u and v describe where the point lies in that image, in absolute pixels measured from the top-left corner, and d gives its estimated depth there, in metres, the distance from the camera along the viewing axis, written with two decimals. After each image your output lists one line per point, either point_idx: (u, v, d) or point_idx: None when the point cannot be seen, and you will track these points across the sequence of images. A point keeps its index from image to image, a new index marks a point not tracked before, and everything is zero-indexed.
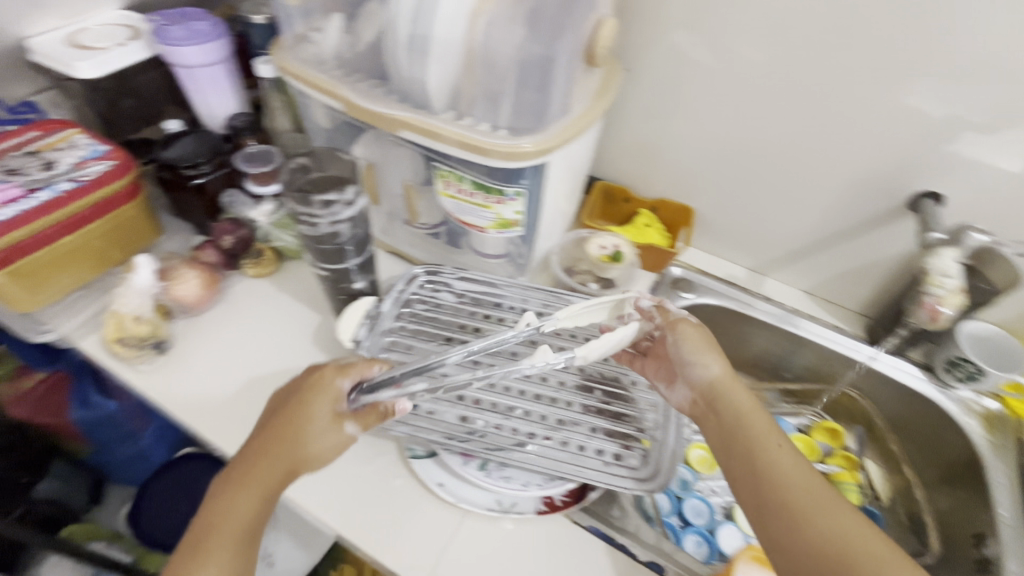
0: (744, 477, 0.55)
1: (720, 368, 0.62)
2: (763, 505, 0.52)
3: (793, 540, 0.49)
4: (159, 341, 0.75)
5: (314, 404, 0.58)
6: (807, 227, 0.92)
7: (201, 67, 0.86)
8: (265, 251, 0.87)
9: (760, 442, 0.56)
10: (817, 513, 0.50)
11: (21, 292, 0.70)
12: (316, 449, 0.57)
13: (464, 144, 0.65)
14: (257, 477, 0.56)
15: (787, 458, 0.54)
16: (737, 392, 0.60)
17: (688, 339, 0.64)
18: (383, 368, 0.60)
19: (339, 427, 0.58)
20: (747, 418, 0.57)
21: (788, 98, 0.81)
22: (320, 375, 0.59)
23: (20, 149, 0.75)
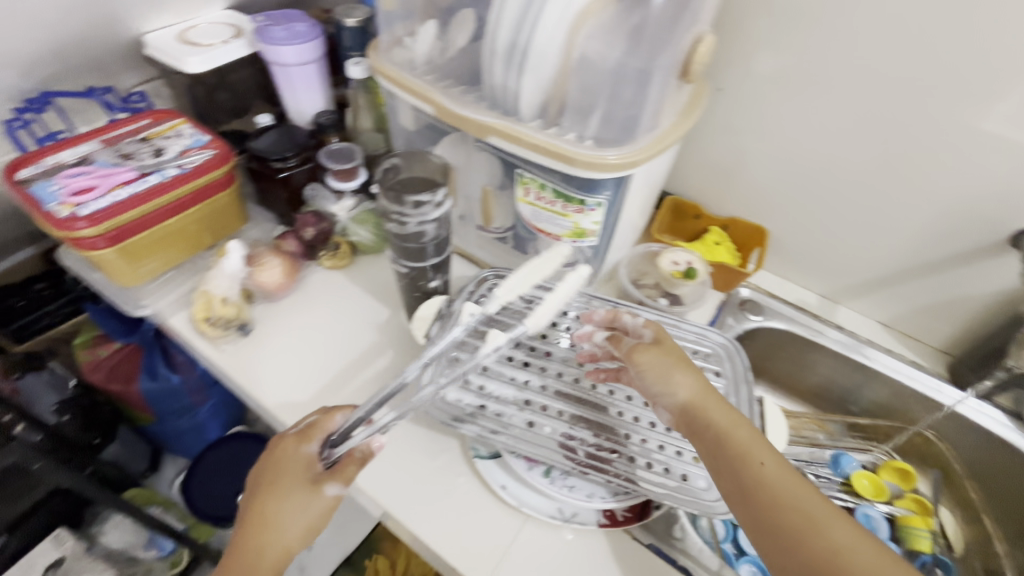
0: (738, 500, 0.51)
1: (691, 388, 0.57)
2: (760, 526, 0.49)
3: (795, 559, 0.47)
4: (243, 323, 0.79)
5: (286, 480, 0.56)
6: (890, 256, 0.89)
7: (296, 66, 0.91)
8: (342, 244, 0.90)
9: (748, 458, 0.52)
10: (818, 529, 0.47)
11: (125, 267, 0.76)
12: (300, 513, 0.55)
13: (549, 152, 0.66)
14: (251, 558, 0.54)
15: (779, 471, 0.51)
16: (718, 404, 0.56)
17: (654, 366, 0.59)
18: (345, 419, 0.58)
19: (319, 492, 0.56)
20: (732, 434, 0.54)
21: (883, 123, 0.78)
22: (295, 441, 0.58)
23: (134, 136, 0.82)
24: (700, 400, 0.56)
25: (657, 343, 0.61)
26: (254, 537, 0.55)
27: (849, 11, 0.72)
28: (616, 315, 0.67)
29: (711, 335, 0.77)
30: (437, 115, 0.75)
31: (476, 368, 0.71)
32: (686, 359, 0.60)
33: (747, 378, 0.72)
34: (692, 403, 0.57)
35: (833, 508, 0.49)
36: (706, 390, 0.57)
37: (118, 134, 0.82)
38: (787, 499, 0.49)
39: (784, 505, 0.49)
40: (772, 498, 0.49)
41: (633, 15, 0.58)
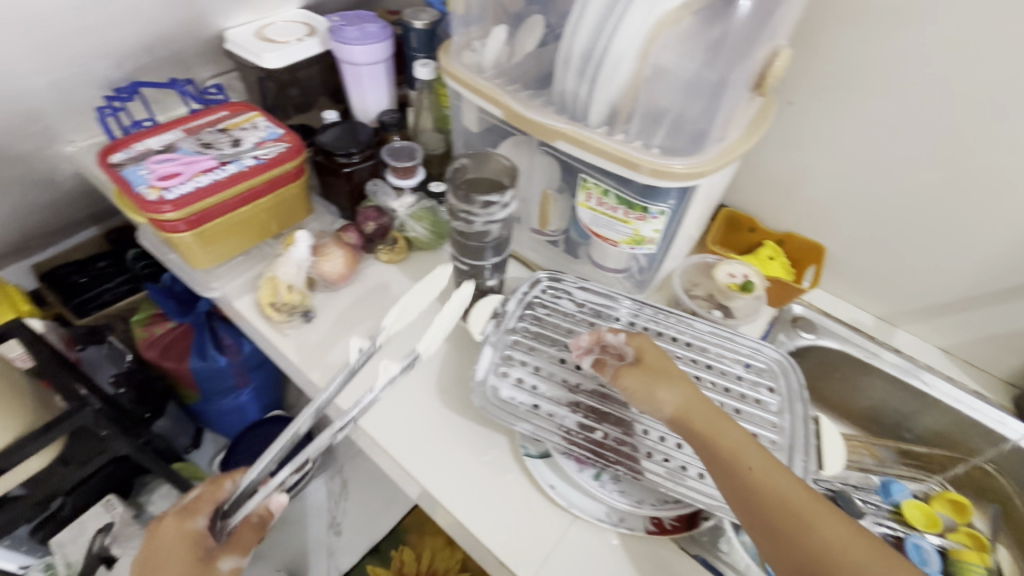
0: (737, 502, 0.52)
1: (675, 403, 0.57)
2: (761, 528, 0.50)
3: (789, 558, 0.48)
4: (306, 311, 0.82)
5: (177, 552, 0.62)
6: (956, 281, 0.86)
7: (366, 65, 0.94)
8: (399, 239, 0.92)
9: (734, 462, 0.52)
10: (808, 526, 0.48)
11: (201, 251, 0.80)
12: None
13: (614, 158, 0.67)
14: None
15: (766, 471, 0.51)
16: (704, 411, 0.56)
17: (637, 388, 0.59)
18: (231, 487, 0.69)
19: (215, 564, 0.63)
20: (724, 439, 0.54)
21: (960, 143, 0.75)
22: (179, 518, 0.65)
23: (213, 126, 0.86)
24: (685, 410, 0.56)
25: (639, 363, 0.61)
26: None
27: (931, 27, 0.71)
28: (601, 335, 0.67)
29: (765, 350, 0.76)
30: (505, 118, 0.76)
31: (529, 368, 0.72)
32: (671, 371, 0.60)
33: (803, 395, 0.71)
34: (679, 415, 0.57)
35: (821, 502, 0.49)
36: (690, 402, 0.57)
37: (199, 124, 0.86)
38: (775, 497, 0.50)
39: (772, 504, 0.50)
40: (760, 499, 0.50)
41: (713, 28, 0.58)
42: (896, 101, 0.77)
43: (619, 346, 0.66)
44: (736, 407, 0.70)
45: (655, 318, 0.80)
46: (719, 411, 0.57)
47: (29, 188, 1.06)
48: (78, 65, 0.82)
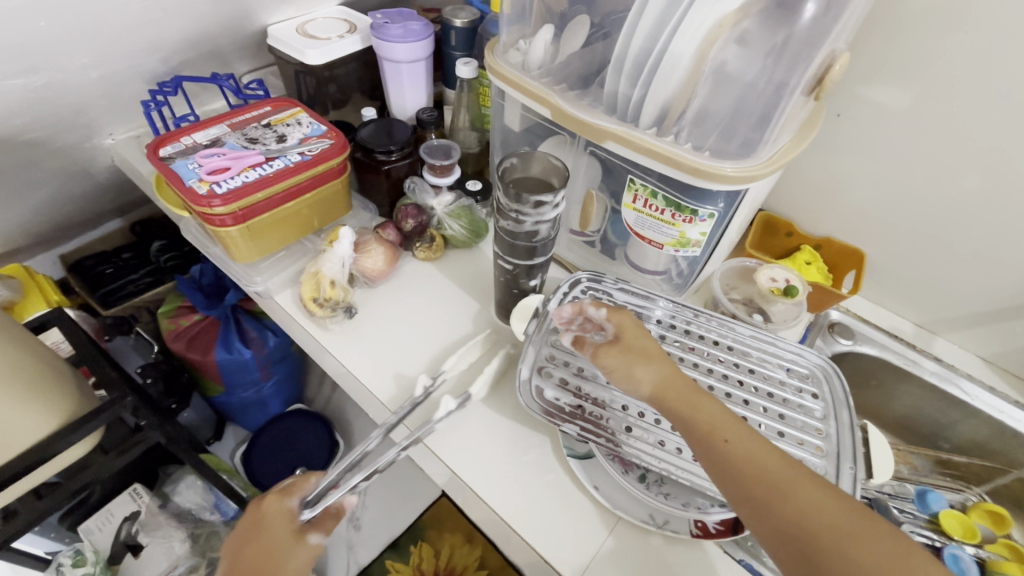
0: (717, 478, 0.51)
1: (653, 380, 0.57)
2: (743, 502, 0.49)
3: (772, 531, 0.46)
4: (349, 307, 0.83)
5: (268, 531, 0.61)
6: (1001, 290, 0.85)
7: (407, 63, 0.94)
8: (436, 237, 0.93)
9: (711, 436, 0.52)
10: (787, 496, 0.47)
11: (246, 245, 0.80)
12: (291, 559, 0.59)
13: (659, 157, 0.67)
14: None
15: (743, 443, 0.51)
16: (681, 387, 0.56)
17: (615, 365, 0.59)
18: (320, 477, 0.67)
19: (305, 540, 0.61)
20: (699, 411, 0.54)
21: (1008, 153, 0.74)
22: (271, 499, 0.64)
23: (258, 121, 0.87)
24: (662, 389, 0.56)
25: (618, 341, 0.61)
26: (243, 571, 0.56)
27: (986, 34, 0.69)
28: (582, 308, 0.66)
29: (808, 355, 0.76)
30: (552, 118, 0.76)
31: (571, 369, 0.72)
32: (650, 351, 0.60)
33: (847, 401, 0.71)
34: (657, 393, 0.57)
35: (800, 469, 0.49)
36: (666, 378, 0.57)
37: (244, 119, 0.87)
38: (754, 468, 0.49)
39: (752, 476, 0.49)
40: (737, 470, 0.49)
41: (776, 33, 0.59)
42: (945, 108, 0.76)
43: (599, 322, 0.65)
44: (780, 413, 0.69)
45: (695, 320, 0.79)
46: (696, 386, 0.56)
47: (69, 179, 1.08)
48: (127, 60, 0.83)
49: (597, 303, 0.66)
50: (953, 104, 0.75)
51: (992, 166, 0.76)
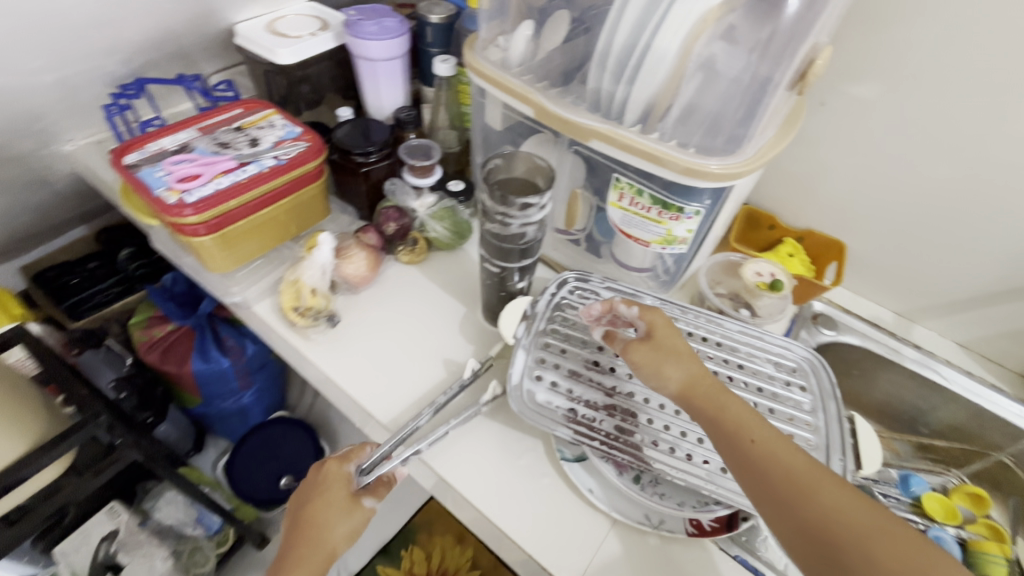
0: (744, 475, 0.52)
1: (680, 378, 0.58)
2: (768, 500, 0.50)
3: (795, 528, 0.48)
4: (331, 315, 0.80)
5: (327, 494, 0.66)
6: (976, 278, 0.87)
7: (382, 61, 0.92)
8: (419, 240, 0.90)
9: (737, 434, 0.53)
10: (811, 494, 0.48)
11: (221, 254, 0.77)
12: (344, 522, 0.64)
13: (645, 155, 0.66)
14: (310, 552, 0.61)
15: (769, 442, 0.52)
16: (708, 385, 0.57)
17: (645, 361, 0.61)
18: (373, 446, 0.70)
19: (358, 504, 0.66)
20: (728, 409, 0.55)
21: (981, 143, 0.76)
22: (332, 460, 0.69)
23: (229, 124, 0.83)
24: (690, 386, 0.58)
25: (648, 338, 0.62)
26: (304, 527, 0.63)
27: (959, 26, 0.70)
28: (613, 306, 0.68)
29: (795, 348, 0.77)
30: (535, 117, 0.75)
31: (562, 371, 0.71)
32: (680, 350, 0.60)
33: (833, 392, 0.72)
34: (684, 391, 0.58)
35: (824, 470, 0.50)
36: (694, 377, 0.58)
37: (214, 122, 0.84)
38: (779, 468, 0.50)
39: (775, 474, 0.50)
40: (764, 467, 0.51)
41: (762, 28, 0.59)
42: (921, 99, 0.77)
43: (630, 319, 0.66)
44: (769, 407, 0.70)
45: (683, 317, 0.79)
46: (723, 385, 0.57)
47: (27, 188, 1.02)
48: (84, 62, 0.79)
49: (628, 302, 0.67)
50: (930, 95, 0.76)
51: (968, 156, 0.77)
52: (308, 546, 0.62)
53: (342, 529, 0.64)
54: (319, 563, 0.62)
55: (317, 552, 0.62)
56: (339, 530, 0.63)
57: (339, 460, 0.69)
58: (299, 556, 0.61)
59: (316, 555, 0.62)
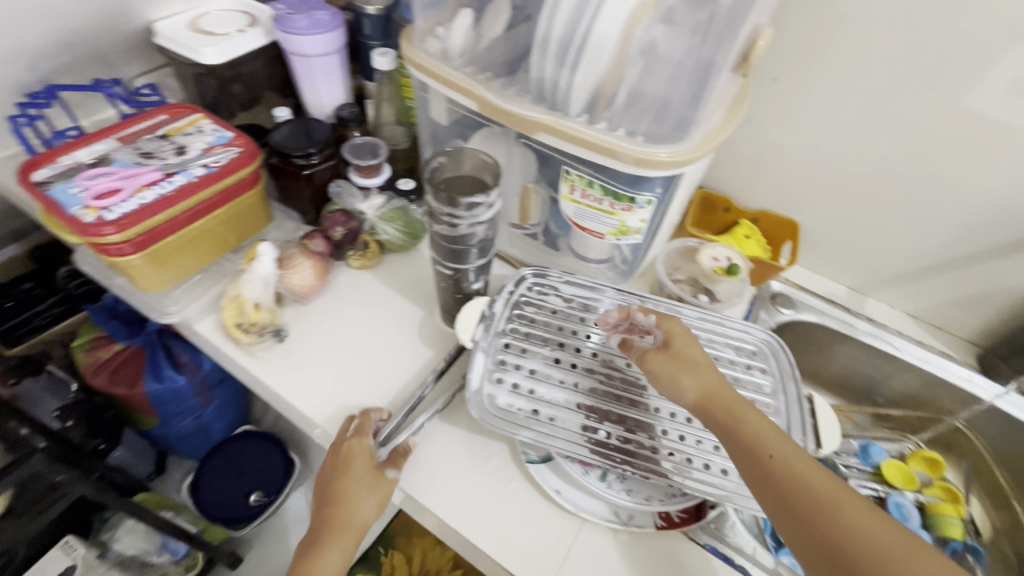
0: (763, 490, 0.53)
1: (697, 390, 0.59)
2: (787, 515, 0.51)
3: (813, 546, 0.49)
4: (278, 329, 0.76)
5: (348, 471, 0.63)
6: (922, 249, 0.89)
7: (317, 57, 0.87)
8: (371, 243, 0.86)
9: (757, 448, 0.54)
10: (831, 513, 0.49)
11: (151, 273, 0.72)
12: (370, 497, 0.62)
13: (596, 147, 0.64)
14: (340, 530, 0.61)
15: (788, 458, 0.53)
16: (726, 397, 0.58)
17: (662, 370, 0.61)
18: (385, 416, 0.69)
19: (383, 477, 0.64)
20: (747, 423, 0.56)
21: (922, 117, 0.77)
22: (347, 436, 0.66)
23: (151, 132, 0.77)
24: (707, 397, 0.58)
25: (666, 348, 0.62)
26: (331, 504, 0.62)
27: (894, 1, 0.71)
28: (630, 313, 0.68)
29: (755, 331, 0.77)
30: (479, 110, 0.72)
31: (523, 372, 0.69)
32: (698, 361, 0.61)
33: (792, 373, 0.72)
34: (701, 402, 0.59)
35: (843, 489, 0.51)
36: (712, 388, 0.59)
37: (135, 130, 0.78)
38: (798, 486, 0.52)
39: (794, 492, 0.51)
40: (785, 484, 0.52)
41: (701, 9, 0.58)
42: (862, 76, 0.78)
43: (648, 328, 0.66)
44: None
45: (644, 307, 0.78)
46: (741, 397, 0.58)
47: None
48: None
49: (645, 310, 0.68)
50: (870, 71, 0.77)
51: (910, 131, 0.79)
52: (338, 524, 0.61)
53: (368, 504, 0.62)
54: (351, 538, 0.62)
55: (347, 528, 0.61)
56: (365, 506, 0.62)
57: (354, 433, 0.66)
58: (330, 533, 0.61)
59: (346, 531, 0.61)
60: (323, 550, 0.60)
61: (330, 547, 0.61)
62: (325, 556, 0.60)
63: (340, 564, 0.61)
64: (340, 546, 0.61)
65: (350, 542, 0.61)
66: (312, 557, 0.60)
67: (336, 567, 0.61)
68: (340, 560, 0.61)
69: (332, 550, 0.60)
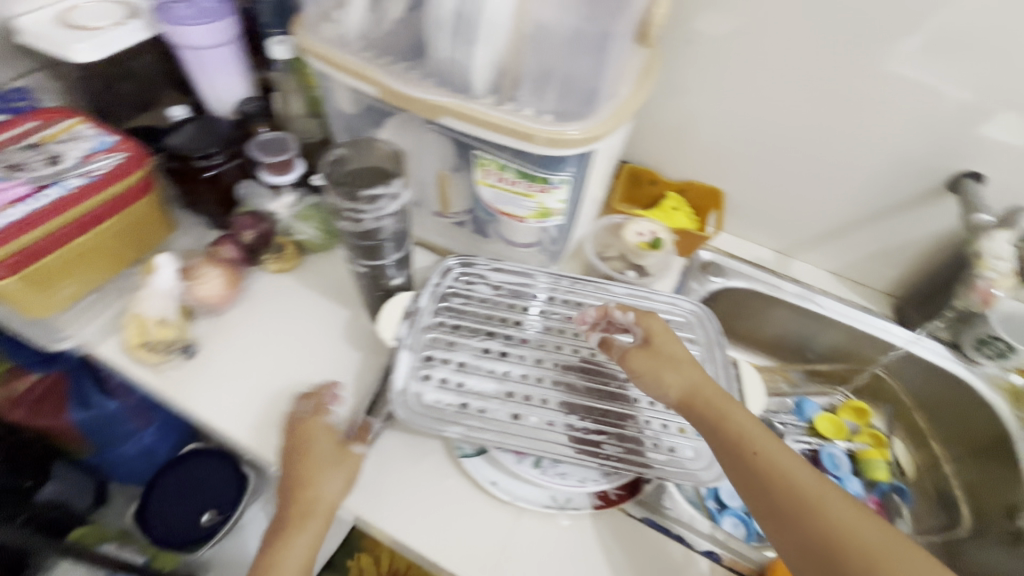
0: (751, 489, 0.54)
1: (680, 387, 0.59)
2: (772, 512, 0.52)
3: (799, 542, 0.50)
4: (187, 344, 0.71)
5: (307, 453, 0.62)
6: (838, 209, 0.92)
7: (208, 49, 0.81)
8: (286, 244, 0.83)
9: (742, 446, 0.55)
10: (816, 510, 0.51)
11: (34, 297, 0.65)
12: (333, 476, 0.61)
13: (506, 129, 0.62)
14: (306, 514, 0.59)
15: (773, 456, 0.54)
16: (709, 394, 0.59)
17: (646, 369, 0.61)
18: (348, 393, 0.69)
19: (347, 452, 0.63)
20: (731, 421, 0.57)
21: (826, 79, 0.79)
22: (303, 421, 0.65)
23: (20, 141, 0.70)
24: (689, 394, 0.59)
25: (648, 345, 0.63)
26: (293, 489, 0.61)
27: None
28: (608, 311, 0.68)
29: (682, 303, 0.77)
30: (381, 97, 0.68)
31: (451, 366, 0.67)
32: (680, 357, 0.61)
33: (719, 341, 0.74)
34: (685, 400, 0.59)
35: (826, 485, 0.52)
36: (695, 386, 0.59)
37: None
38: (782, 481, 0.53)
39: (778, 487, 0.53)
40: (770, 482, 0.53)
41: None
42: (768, 41, 0.79)
43: (627, 325, 0.67)
44: None
45: (573, 288, 0.77)
46: (724, 394, 0.59)
47: None
48: None
49: (623, 308, 0.68)
50: (775, 36, 0.78)
51: (817, 94, 0.80)
52: (302, 508, 0.60)
53: (334, 484, 0.61)
54: (319, 523, 0.60)
55: (313, 512, 0.59)
56: (329, 486, 0.60)
57: (310, 415, 0.65)
58: (296, 519, 0.59)
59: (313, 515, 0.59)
60: (291, 537, 0.59)
61: (297, 533, 0.59)
62: (294, 542, 0.59)
63: (310, 548, 0.59)
64: (308, 531, 0.59)
65: (319, 527, 0.60)
66: (280, 544, 0.59)
67: (306, 554, 0.59)
68: (310, 544, 0.59)
69: (301, 535, 0.59)
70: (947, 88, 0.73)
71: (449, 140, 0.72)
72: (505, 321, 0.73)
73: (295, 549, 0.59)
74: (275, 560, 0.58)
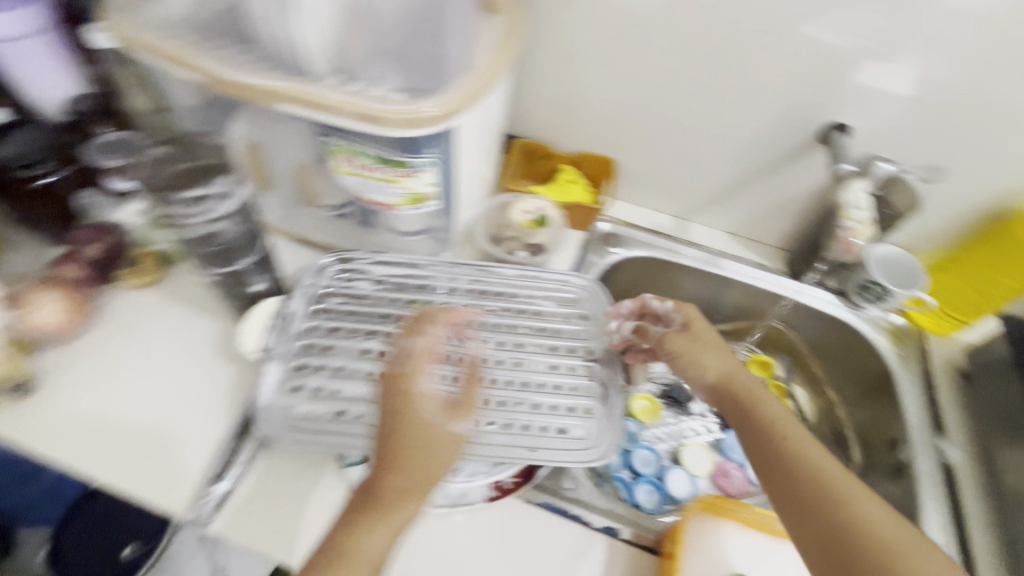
0: (773, 474, 0.57)
1: (718, 368, 0.64)
2: (792, 498, 0.55)
3: (817, 527, 0.53)
4: (21, 382, 0.65)
5: (417, 432, 0.52)
6: (726, 170, 0.92)
7: (19, 40, 0.68)
8: (146, 257, 0.75)
9: (772, 432, 0.58)
10: (838, 498, 0.53)
11: None
12: (438, 455, 0.52)
13: (356, 113, 0.56)
14: (395, 501, 0.51)
15: (801, 441, 0.57)
16: (745, 378, 0.63)
17: (685, 350, 0.65)
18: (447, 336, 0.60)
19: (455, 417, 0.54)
20: (760, 406, 0.60)
21: (697, 38, 0.77)
22: (403, 375, 0.54)
23: None
24: (728, 376, 0.63)
25: (688, 330, 0.66)
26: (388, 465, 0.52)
27: None
28: (644, 303, 0.70)
29: (574, 280, 0.75)
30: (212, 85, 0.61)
31: (329, 372, 0.64)
32: (714, 341, 0.66)
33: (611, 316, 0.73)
34: (722, 380, 0.63)
35: (850, 477, 0.54)
36: (732, 370, 0.64)
37: None
38: (808, 468, 0.55)
39: (801, 473, 0.55)
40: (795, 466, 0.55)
41: None
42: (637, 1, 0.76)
43: (665, 313, 0.69)
44: (551, 346, 0.70)
45: (462, 275, 0.74)
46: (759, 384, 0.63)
47: None
48: None
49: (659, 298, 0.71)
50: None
51: (690, 55, 0.79)
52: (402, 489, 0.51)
53: (424, 467, 0.52)
54: (409, 507, 0.52)
55: (407, 494, 0.51)
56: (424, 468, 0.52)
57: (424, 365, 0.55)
58: (390, 502, 0.51)
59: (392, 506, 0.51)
60: (377, 521, 0.51)
61: (377, 519, 0.51)
62: (377, 530, 0.51)
63: (388, 538, 0.51)
64: (393, 517, 0.51)
65: (410, 510, 0.52)
66: (349, 534, 0.50)
67: (378, 548, 0.50)
68: (391, 534, 0.51)
69: (389, 522, 0.51)
70: (811, 40, 0.73)
71: (303, 128, 0.66)
72: (390, 318, 0.70)
73: (369, 545, 0.50)
74: (350, 551, 0.50)
